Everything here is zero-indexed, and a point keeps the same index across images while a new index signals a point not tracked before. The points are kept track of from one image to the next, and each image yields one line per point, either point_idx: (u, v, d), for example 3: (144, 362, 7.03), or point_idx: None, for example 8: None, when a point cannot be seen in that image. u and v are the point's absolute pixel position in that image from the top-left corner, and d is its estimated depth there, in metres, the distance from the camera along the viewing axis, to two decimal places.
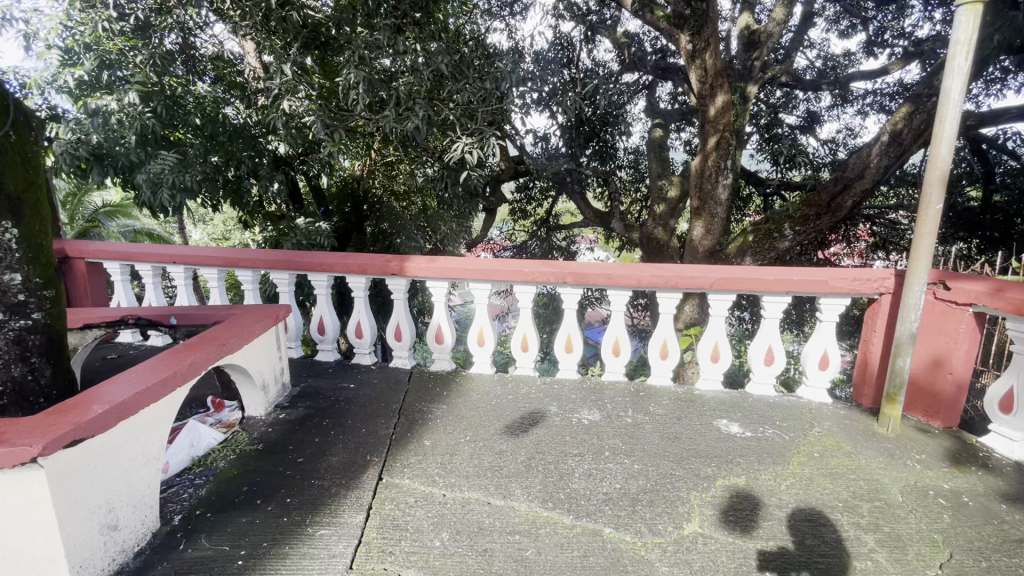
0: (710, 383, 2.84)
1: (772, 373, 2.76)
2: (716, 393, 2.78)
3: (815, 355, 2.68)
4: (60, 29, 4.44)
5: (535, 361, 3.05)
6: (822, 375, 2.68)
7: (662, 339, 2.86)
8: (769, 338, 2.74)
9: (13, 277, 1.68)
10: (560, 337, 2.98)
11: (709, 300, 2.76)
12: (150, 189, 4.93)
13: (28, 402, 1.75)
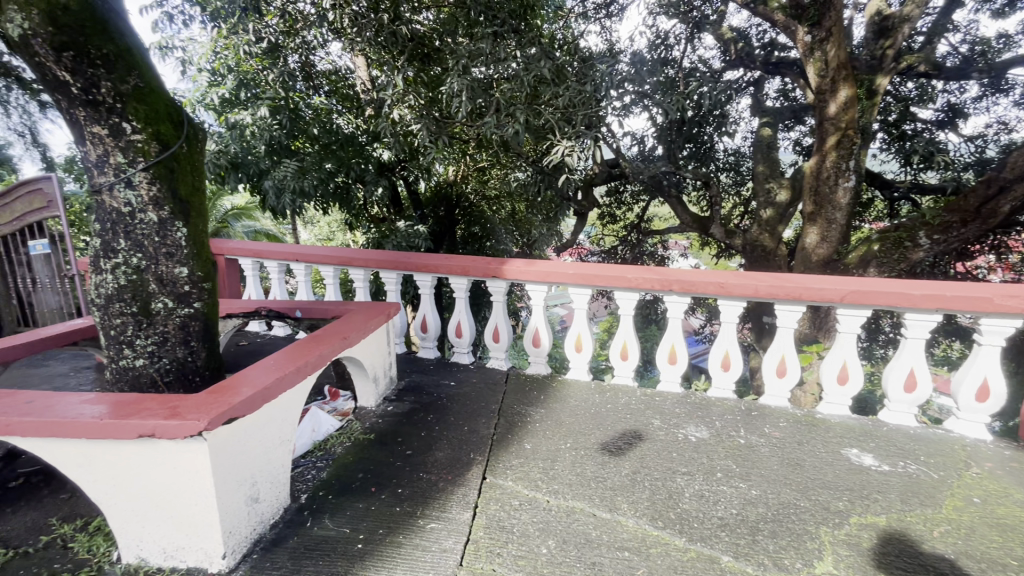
0: (835, 407, 2.56)
1: (914, 401, 2.41)
2: (842, 418, 2.50)
3: (972, 384, 2.30)
4: (209, 54, 5.14)
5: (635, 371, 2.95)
6: (978, 408, 2.31)
7: (780, 355, 2.63)
8: (914, 361, 2.37)
9: (181, 270, 1.92)
10: (663, 348, 2.85)
11: (838, 315, 2.47)
12: (275, 194, 5.47)
13: (187, 380, 1.98)
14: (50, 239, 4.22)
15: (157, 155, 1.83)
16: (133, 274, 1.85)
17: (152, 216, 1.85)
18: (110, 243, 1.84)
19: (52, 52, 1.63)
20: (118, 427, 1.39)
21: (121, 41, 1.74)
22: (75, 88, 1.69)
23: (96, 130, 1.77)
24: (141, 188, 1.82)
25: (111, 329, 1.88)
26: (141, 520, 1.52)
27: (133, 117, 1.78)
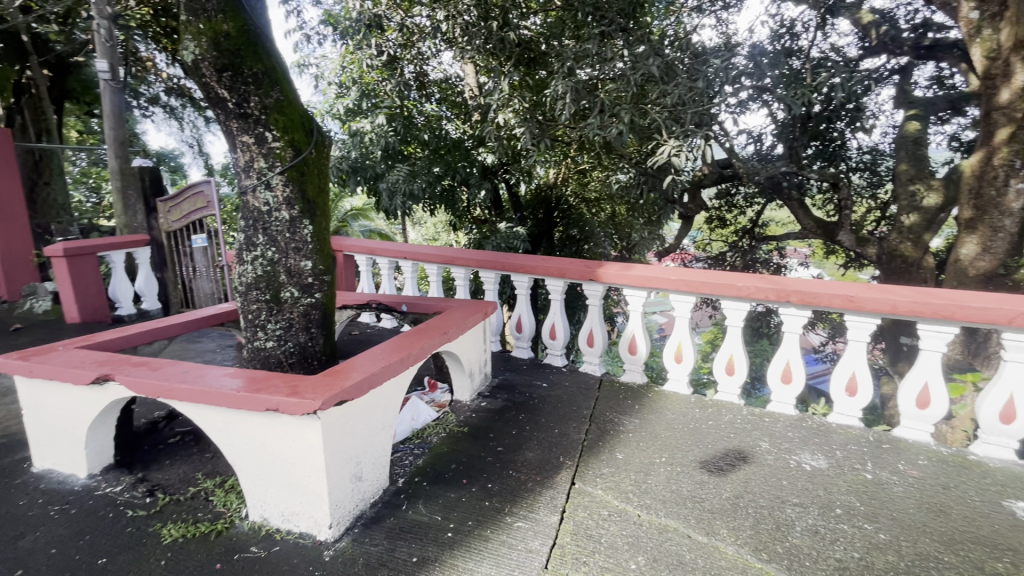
0: (994, 448, 2.16)
1: None
2: (1004, 463, 2.11)
3: None
4: (338, 69, 5.70)
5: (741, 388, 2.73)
6: None
7: (922, 383, 2.24)
8: None
9: (306, 264, 2.13)
10: (776, 364, 2.60)
11: (1004, 341, 2.05)
12: (389, 196, 5.89)
13: (307, 363, 2.19)
14: (207, 234, 4.94)
15: (291, 160, 2.05)
16: (268, 265, 2.09)
17: (285, 214, 2.08)
18: (252, 237, 2.10)
19: (216, 73, 1.91)
20: (250, 400, 1.58)
21: (267, 60, 1.98)
22: (231, 104, 1.97)
23: (244, 139, 2.03)
24: (278, 189, 2.05)
25: (249, 314, 2.14)
26: (265, 484, 1.71)
27: (274, 127, 2.01)
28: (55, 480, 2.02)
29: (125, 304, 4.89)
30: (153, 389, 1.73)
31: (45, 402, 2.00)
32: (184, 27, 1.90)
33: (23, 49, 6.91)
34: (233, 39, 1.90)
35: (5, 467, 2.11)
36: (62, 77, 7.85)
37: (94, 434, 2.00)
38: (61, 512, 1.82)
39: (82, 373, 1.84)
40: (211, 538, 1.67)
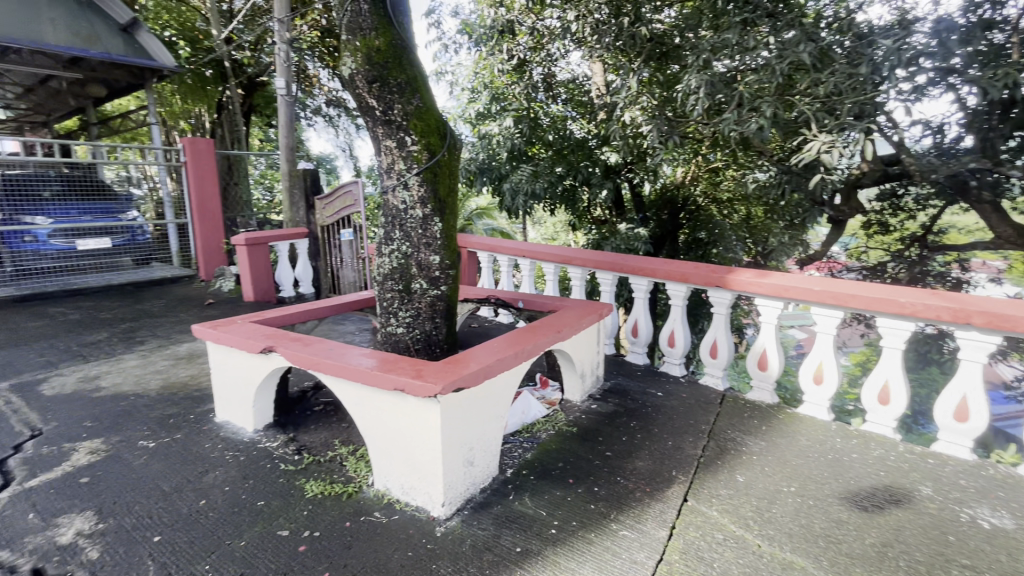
0: (955, 448, 2.18)
1: (967, 433, 2.13)
2: None
3: (949, 403, 2.16)
4: (471, 76, 6.04)
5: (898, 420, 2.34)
6: (961, 431, 2.14)
7: (884, 379, 2.34)
8: (965, 387, 2.11)
9: (434, 258, 2.30)
10: (949, 397, 2.17)
11: (956, 336, 2.12)
12: (512, 195, 6.08)
13: (431, 350, 2.36)
14: (353, 229, 5.46)
15: (427, 162, 2.22)
16: (402, 258, 2.29)
17: (419, 212, 2.26)
18: (390, 233, 2.32)
19: (367, 85, 2.14)
20: (382, 378, 1.75)
21: (410, 71, 2.17)
22: (378, 111, 2.19)
23: (388, 144, 2.24)
24: (413, 189, 2.24)
25: (384, 302, 2.37)
26: (389, 457, 1.87)
27: (413, 132, 2.20)
28: (230, 431, 2.43)
29: (287, 287, 5.84)
30: (305, 361, 2.00)
31: (227, 365, 2.42)
32: (345, 46, 2.16)
33: (225, 73, 8.39)
34: (383, 53, 2.11)
35: (197, 415, 2.60)
36: (251, 94, 9.37)
37: (259, 395, 2.37)
38: (232, 457, 2.18)
39: (254, 343, 2.19)
40: (343, 499, 1.88)
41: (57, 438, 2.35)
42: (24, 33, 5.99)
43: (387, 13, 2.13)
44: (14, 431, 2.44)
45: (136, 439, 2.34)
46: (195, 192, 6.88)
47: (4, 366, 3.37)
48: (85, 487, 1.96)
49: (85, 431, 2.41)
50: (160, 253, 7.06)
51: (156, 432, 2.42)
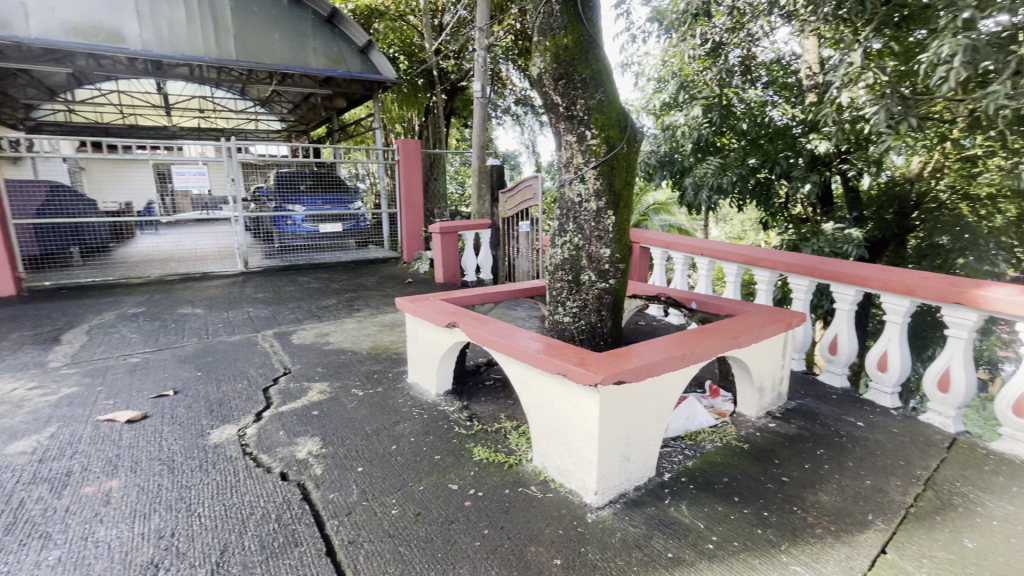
0: (834, 375, 2.90)
1: (841, 363, 2.85)
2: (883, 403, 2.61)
3: (828, 339, 2.91)
4: (659, 65, 5.85)
5: (957, 408, 2.36)
6: (836, 361, 2.88)
7: None
8: (838, 327, 2.85)
9: (605, 251, 2.31)
10: (937, 368, 2.42)
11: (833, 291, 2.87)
12: (694, 190, 5.74)
13: (595, 342, 2.39)
14: (530, 222, 5.79)
15: (604, 155, 2.24)
16: (574, 250, 2.35)
17: (594, 205, 2.29)
18: (563, 225, 2.39)
19: (553, 82, 2.25)
20: (547, 362, 1.85)
21: (594, 66, 2.21)
22: (561, 107, 2.27)
23: (568, 139, 2.31)
24: (589, 182, 2.27)
25: (553, 290, 2.47)
26: (548, 438, 1.97)
27: (593, 126, 2.23)
28: (418, 391, 2.82)
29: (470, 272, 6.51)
30: (482, 338, 2.22)
31: (418, 335, 2.80)
32: (535, 47, 2.30)
33: (433, 81, 9.54)
34: (570, 50, 2.19)
35: (394, 374, 3.07)
36: (452, 98, 10.49)
37: (442, 365, 2.70)
38: (418, 414, 2.54)
39: (441, 318, 2.50)
40: (504, 468, 2.04)
41: (299, 377, 3.02)
42: (296, 60, 7.69)
43: (577, 12, 2.20)
44: (274, 367, 3.20)
45: (350, 387, 2.88)
46: (404, 185, 8.02)
47: (270, 319, 4.43)
48: (315, 418, 2.49)
49: (318, 375, 3.06)
50: (375, 237, 8.43)
51: (364, 383, 2.93)
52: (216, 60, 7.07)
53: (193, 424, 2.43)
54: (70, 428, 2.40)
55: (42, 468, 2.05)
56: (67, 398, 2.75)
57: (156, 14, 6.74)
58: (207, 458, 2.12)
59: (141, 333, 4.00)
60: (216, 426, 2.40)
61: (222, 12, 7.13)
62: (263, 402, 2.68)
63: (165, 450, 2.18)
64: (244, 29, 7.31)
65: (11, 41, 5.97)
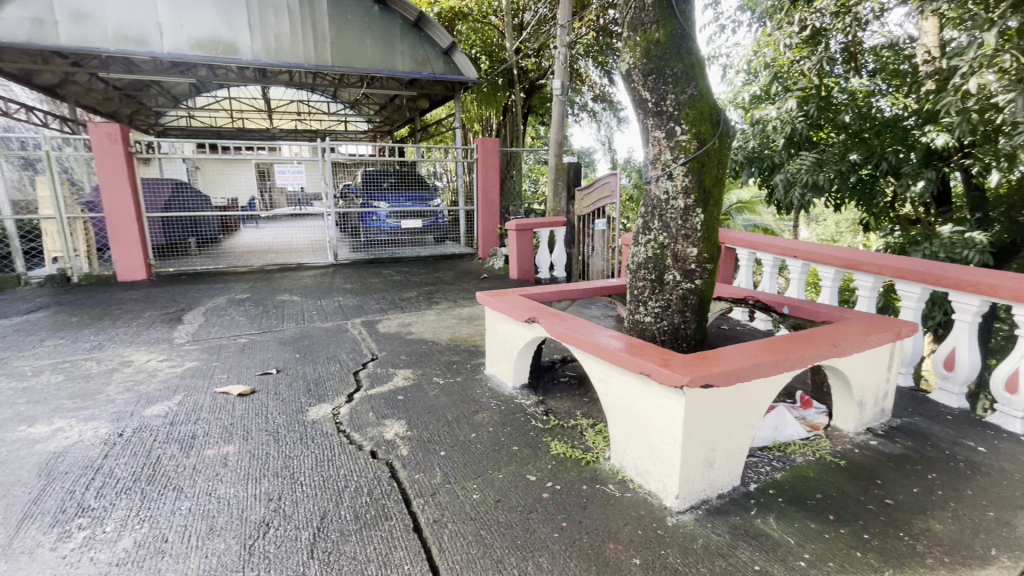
0: None
1: None
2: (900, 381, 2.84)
3: None
4: (750, 56, 5.55)
5: (962, 385, 2.58)
6: None
7: None
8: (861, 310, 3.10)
9: (692, 251, 2.24)
10: (945, 349, 2.62)
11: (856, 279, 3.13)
12: (784, 188, 5.41)
13: (677, 343, 2.33)
14: (607, 220, 5.68)
15: (695, 151, 2.17)
16: (658, 248, 2.30)
17: (681, 203, 2.23)
18: (648, 223, 2.35)
19: (643, 78, 2.22)
20: (630, 361, 1.83)
21: (687, 60, 2.15)
22: (650, 103, 2.23)
23: (656, 135, 2.26)
24: (678, 179, 2.21)
25: (634, 289, 2.44)
26: (627, 438, 1.95)
27: (684, 121, 2.17)
28: (495, 383, 2.89)
29: (544, 269, 6.55)
30: (562, 334, 2.24)
31: (497, 328, 2.87)
32: (624, 42, 2.28)
33: (512, 80, 9.67)
34: (662, 45, 2.15)
35: (472, 365, 3.18)
36: (530, 96, 10.58)
37: (519, 358, 2.75)
38: (495, 405, 2.61)
39: (520, 312, 2.54)
40: (582, 464, 2.05)
41: (385, 363, 3.21)
42: (385, 64, 8.11)
43: (670, 4, 2.15)
44: (362, 353, 3.43)
45: (432, 375, 3.02)
46: (482, 183, 8.21)
47: (358, 308, 4.74)
48: (401, 402, 2.65)
49: (402, 362, 3.23)
50: (452, 233, 8.71)
51: (445, 372, 3.06)
52: (315, 66, 7.64)
53: (294, 401, 2.66)
54: (194, 397, 2.72)
55: (173, 429, 2.35)
56: (190, 370, 3.13)
57: (264, 26, 7.38)
58: (306, 432, 2.32)
59: (248, 316, 4.44)
60: (313, 404, 2.62)
61: (321, 21, 7.66)
62: (353, 384, 2.88)
63: (271, 422, 2.41)
64: (340, 36, 7.81)
65: (148, 56, 6.82)
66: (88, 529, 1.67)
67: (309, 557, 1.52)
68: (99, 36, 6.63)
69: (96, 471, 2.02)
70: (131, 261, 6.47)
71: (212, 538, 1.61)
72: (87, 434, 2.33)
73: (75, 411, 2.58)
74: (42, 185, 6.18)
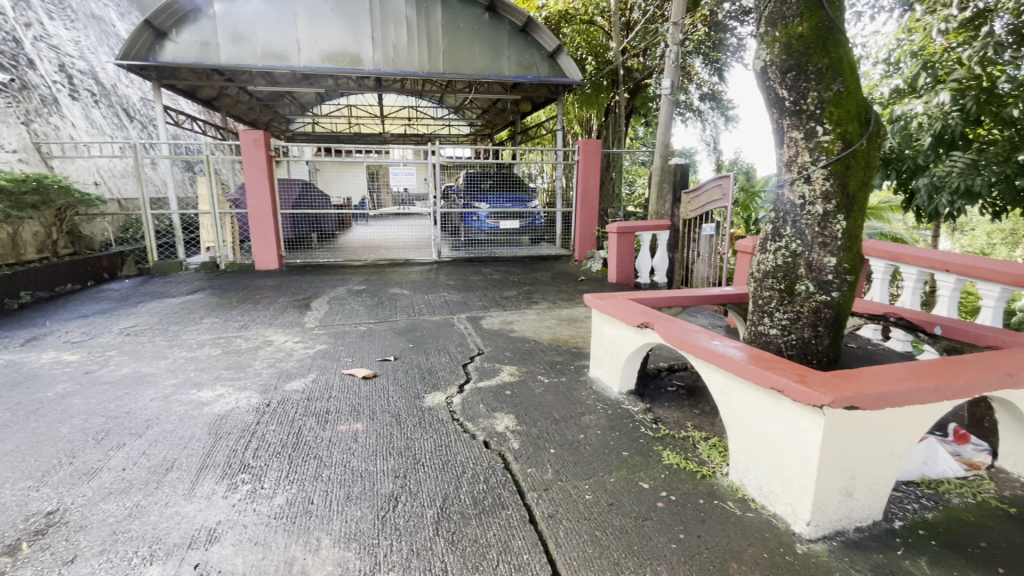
0: None
1: None
2: None
3: None
4: (891, 45, 4.98)
5: None
6: None
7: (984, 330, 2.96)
8: None
9: (829, 260, 2.05)
10: None
11: None
12: (929, 193, 4.80)
13: (806, 359, 2.16)
14: (715, 225, 5.24)
15: (840, 152, 1.98)
16: (790, 257, 2.15)
17: (819, 208, 2.05)
18: (779, 229, 2.21)
19: (781, 75, 2.08)
20: (759, 374, 1.74)
21: (835, 54, 1.98)
22: (788, 102, 2.09)
23: (793, 135, 2.11)
24: (816, 183, 2.05)
25: (759, 299, 2.31)
26: (750, 455, 1.85)
27: (827, 121, 2.00)
28: (601, 386, 2.89)
29: (644, 274, 6.39)
30: (678, 342, 2.18)
31: (605, 331, 2.86)
32: (761, 38, 2.16)
33: (616, 81, 9.53)
34: (805, 38, 2.00)
35: (576, 366, 3.20)
36: (634, 97, 10.37)
37: (628, 363, 2.71)
38: (602, 408, 2.60)
39: (633, 316, 2.51)
40: (697, 477, 1.98)
41: (491, 358, 3.34)
42: (492, 69, 8.38)
43: None
44: (469, 347, 3.58)
45: (536, 373, 3.08)
46: (581, 185, 8.19)
47: (462, 304, 4.96)
48: (508, 397, 2.73)
49: (507, 359, 3.34)
50: (548, 235, 8.79)
51: (549, 371, 3.11)
52: (428, 73, 8.11)
53: (411, 387, 2.85)
54: (326, 376, 3.02)
55: (311, 404, 2.63)
56: (320, 352, 3.47)
57: (385, 38, 7.96)
58: (424, 418, 2.48)
59: (365, 306, 4.83)
60: (428, 392, 2.79)
61: (435, 31, 8.10)
62: (463, 376, 3.03)
63: (392, 405, 2.61)
64: (451, 44, 8.21)
65: (288, 70, 7.66)
66: (251, 483, 1.92)
67: (436, 534, 1.63)
68: (250, 54, 7.55)
69: (252, 434, 2.32)
70: (266, 252, 7.30)
71: (350, 506, 1.78)
72: (242, 401, 2.68)
73: (231, 380, 2.98)
74: (202, 184, 7.19)
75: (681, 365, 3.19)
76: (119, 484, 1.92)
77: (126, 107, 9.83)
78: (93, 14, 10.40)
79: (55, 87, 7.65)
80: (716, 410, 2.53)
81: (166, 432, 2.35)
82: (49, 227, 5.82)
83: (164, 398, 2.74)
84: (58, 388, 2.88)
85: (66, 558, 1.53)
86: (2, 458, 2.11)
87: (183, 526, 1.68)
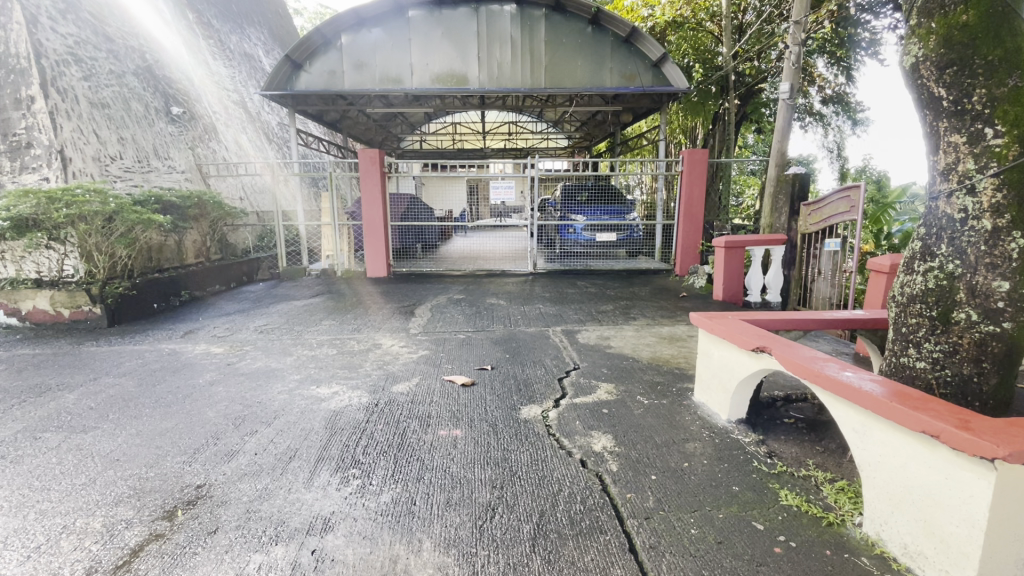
0: None
1: None
2: None
3: None
4: None
5: None
6: None
7: None
8: None
9: (1000, 284, 1.70)
10: None
11: None
12: None
13: (965, 400, 1.81)
14: (841, 239, 4.68)
15: (1016, 160, 1.65)
16: (944, 279, 1.84)
17: (986, 223, 1.73)
18: (931, 247, 1.91)
19: (937, 72, 1.80)
20: (907, 415, 1.51)
21: (1013, 41, 1.65)
22: (946, 102, 1.80)
23: (954, 139, 1.81)
24: (983, 195, 1.73)
25: (904, 327, 2.01)
26: (892, 507, 1.61)
27: (999, 121, 1.68)
28: (707, 412, 2.70)
29: (755, 292, 5.85)
30: (803, 372, 1.97)
31: (713, 353, 2.68)
32: (913, 31, 1.89)
33: (726, 87, 8.93)
34: (969, 28, 1.70)
35: (678, 389, 3.02)
36: (745, 102, 9.77)
37: (738, 389, 2.50)
38: (709, 436, 2.43)
39: (748, 340, 2.31)
40: (822, 524, 1.76)
41: (588, 374, 3.28)
42: (593, 82, 8.35)
43: None
44: (565, 361, 3.55)
45: (636, 393, 2.95)
46: (685, 196, 7.80)
47: (557, 316, 4.95)
48: (607, 416, 2.65)
49: (605, 376, 3.25)
50: (647, 248, 8.51)
51: (649, 393, 2.97)
52: (530, 89, 8.28)
53: (508, 398, 2.89)
54: (428, 381, 3.16)
55: (415, 406, 2.77)
56: (424, 357, 3.65)
57: (491, 57, 8.28)
58: (520, 430, 2.49)
59: (465, 315, 4.99)
60: (526, 403, 2.81)
61: (539, 47, 8.28)
62: (560, 390, 3.00)
63: (490, 414, 2.66)
64: (554, 59, 8.32)
65: (402, 91, 8.24)
66: (361, 479, 2.05)
67: (532, 550, 1.62)
68: (370, 79, 8.25)
69: (362, 431, 2.49)
70: (377, 261, 7.85)
71: (450, 511, 1.83)
72: (354, 400, 2.88)
73: (345, 379, 3.23)
74: (325, 199, 7.93)
75: (800, 396, 2.89)
76: (253, 467, 2.15)
77: (266, 132, 11.22)
78: (246, 53, 12.08)
79: (215, 117, 8.97)
80: (844, 449, 2.24)
81: (290, 423, 2.59)
82: (205, 236, 6.76)
83: (289, 392, 3.03)
84: (207, 376, 3.31)
85: (210, 528, 1.74)
86: (164, 433, 2.47)
87: (302, 512, 1.83)
